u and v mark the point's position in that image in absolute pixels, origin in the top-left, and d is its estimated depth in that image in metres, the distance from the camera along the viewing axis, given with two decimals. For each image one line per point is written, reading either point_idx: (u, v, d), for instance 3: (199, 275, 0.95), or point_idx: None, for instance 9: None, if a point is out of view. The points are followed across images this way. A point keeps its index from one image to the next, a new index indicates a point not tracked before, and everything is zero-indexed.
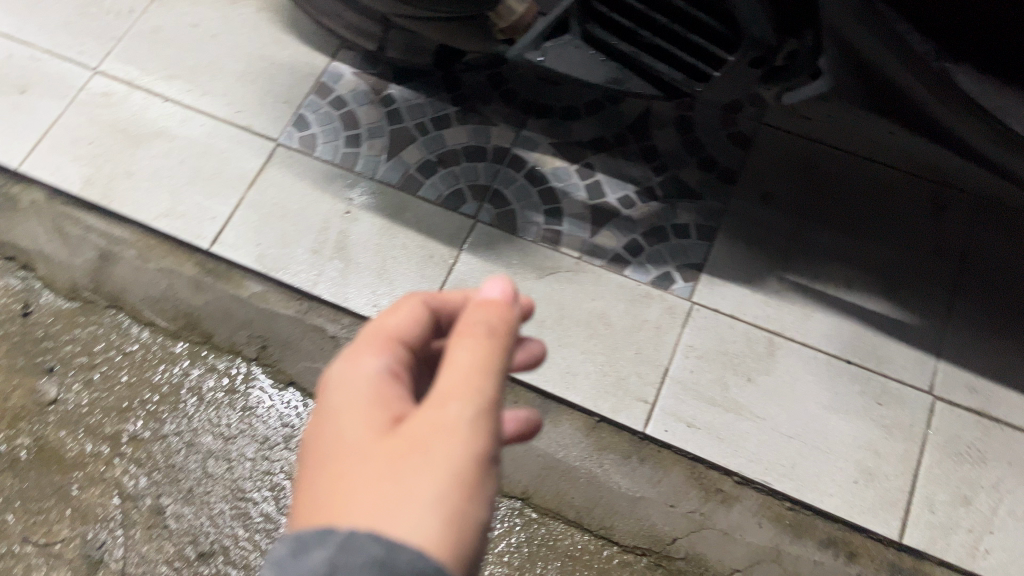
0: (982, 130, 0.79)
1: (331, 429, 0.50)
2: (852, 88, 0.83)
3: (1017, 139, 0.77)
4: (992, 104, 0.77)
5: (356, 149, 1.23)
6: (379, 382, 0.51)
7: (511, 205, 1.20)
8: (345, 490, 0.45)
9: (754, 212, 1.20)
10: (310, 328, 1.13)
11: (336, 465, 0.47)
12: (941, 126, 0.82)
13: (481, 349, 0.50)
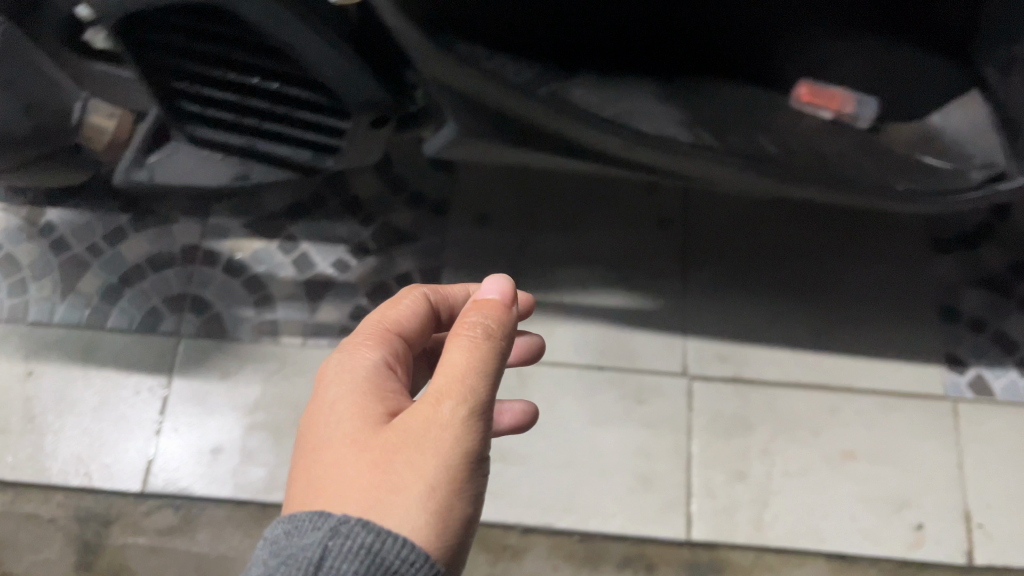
0: (616, 141, 0.75)
1: (324, 418, 0.58)
2: (476, 130, 0.76)
3: (651, 141, 0.75)
4: (614, 112, 0.75)
5: (23, 296, 1.07)
6: (378, 371, 0.60)
7: (215, 308, 1.08)
8: (339, 466, 0.54)
9: (474, 237, 1.12)
10: (24, 518, 1.00)
11: (327, 451, 0.55)
12: (579, 145, 0.77)
13: (475, 348, 0.57)
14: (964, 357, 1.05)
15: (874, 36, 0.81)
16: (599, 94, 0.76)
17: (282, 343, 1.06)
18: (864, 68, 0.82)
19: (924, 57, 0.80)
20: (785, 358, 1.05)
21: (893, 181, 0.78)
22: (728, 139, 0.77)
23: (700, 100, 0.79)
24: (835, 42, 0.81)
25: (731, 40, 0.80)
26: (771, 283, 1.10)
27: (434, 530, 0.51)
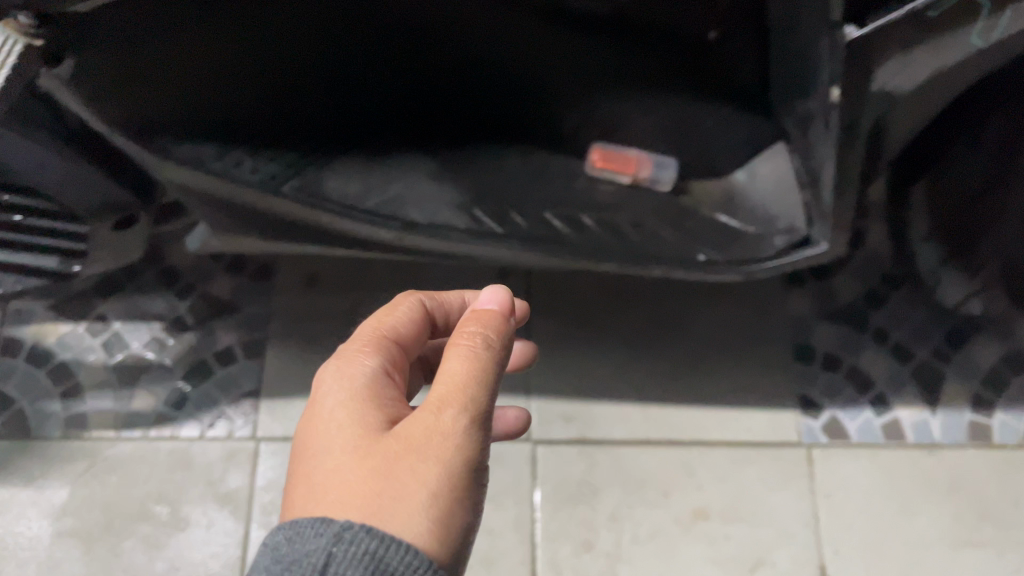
0: (380, 233, 0.68)
1: (323, 426, 0.55)
2: (230, 227, 0.69)
3: (418, 231, 0.68)
4: (376, 203, 0.69)
5: None
6: (375, 378, 0.58)
7: (15, 403, 0.98)
8: (329, 474, 0.52)
9: (302, 304, 1.04)
10: None
11: (326, 460, 0.53)
12: (343, 237, 0.69)
13: (469, 357, 0.56)
14: (818, 399, 1.00)
15: (665, 93, 0.77)
16: (364, 180, 0.69)
17: (92, 436, 0.97)
18: (659, 125, 0.78)
19: (716, 112, 0.76)
20: (633, 414, 1.00)
21: (695, 250, 0.72)
22: (514, 219, 0.71)
23: (482, 174, 0.73)
24: (628, 101, 0.77)
25: (513, 109, 0.75)
26: (621, 331, 1.03)
27: (437, 538, 0.49)
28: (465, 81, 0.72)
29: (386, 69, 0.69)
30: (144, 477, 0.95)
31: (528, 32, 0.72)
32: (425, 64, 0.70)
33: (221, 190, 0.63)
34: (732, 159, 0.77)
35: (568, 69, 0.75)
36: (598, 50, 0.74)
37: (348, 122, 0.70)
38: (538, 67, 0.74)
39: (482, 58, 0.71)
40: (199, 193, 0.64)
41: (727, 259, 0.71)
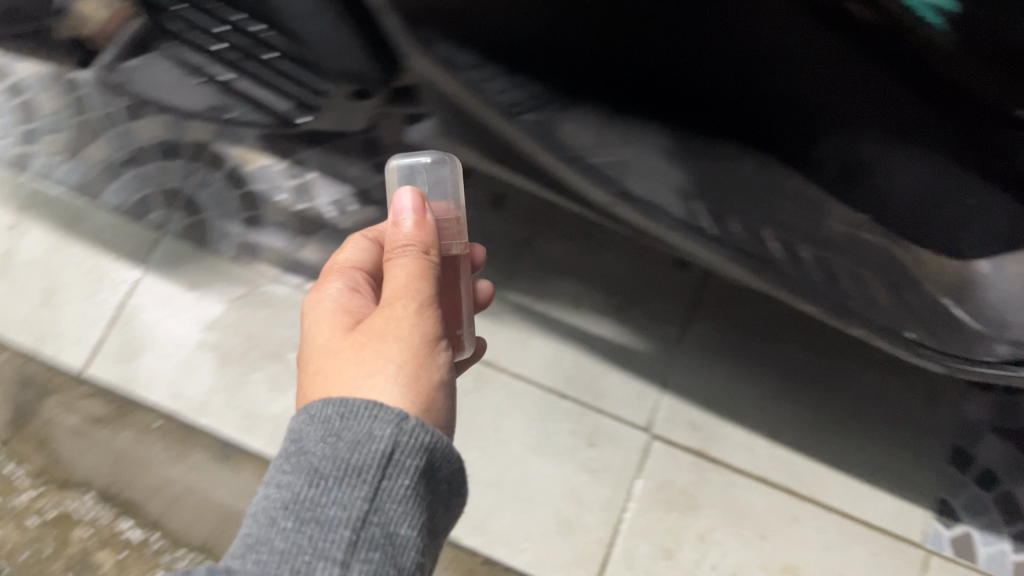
0: (595, 188, 0.67)
1: (315, 346, 0.54)
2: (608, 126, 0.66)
3: (637, 199, 0.68)
4: (611, 156, 0.66)
5: (32, 148, 1.08)
6: (346, 297, 0.57)
7: (204, 214, 1.05)
8: (310, 375, 0.52)
9: (483, 221, 1.04)
10: None
11: (316, 363, 0.53)
12: (572, 185, 0.68)
13: (415, 263, 0.54)
14: (957, 511, 0.93)
15: (944, 158, 0.65)
16: (597, 131, 0.66)
17: (257, 267, 1.03)
18: (916, 179, 0.66)
19: (983, 192, 0.65)
20: (759, 447, 0.96)
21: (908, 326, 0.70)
22: (730, 228, 0.68)
23: (727, 177, 0.68)
24: (899, 149, 0.65)
25: (785, 116, 0.65)
26: (776, 361, 0.99)
27: (409, 394, 0.49)
28: (759, 74, 0.62)
29: (589, 22, 0.58)
30: (289, 324, 1.01)
31: (754, 15, 0.57)
32: (737, 32, 0.58)
33: (451, 87, 0.63)
34: (983, 243, 0.66)
35: (860, 92, 0.62)
36: (892, 92, 0.61)
37: (550, 58, 0.62)
38: (808, 63, 0.60)
39: (796, 51, 0.59)
40: (439, 92, 0.65)
41: (938, 349, 0.70)
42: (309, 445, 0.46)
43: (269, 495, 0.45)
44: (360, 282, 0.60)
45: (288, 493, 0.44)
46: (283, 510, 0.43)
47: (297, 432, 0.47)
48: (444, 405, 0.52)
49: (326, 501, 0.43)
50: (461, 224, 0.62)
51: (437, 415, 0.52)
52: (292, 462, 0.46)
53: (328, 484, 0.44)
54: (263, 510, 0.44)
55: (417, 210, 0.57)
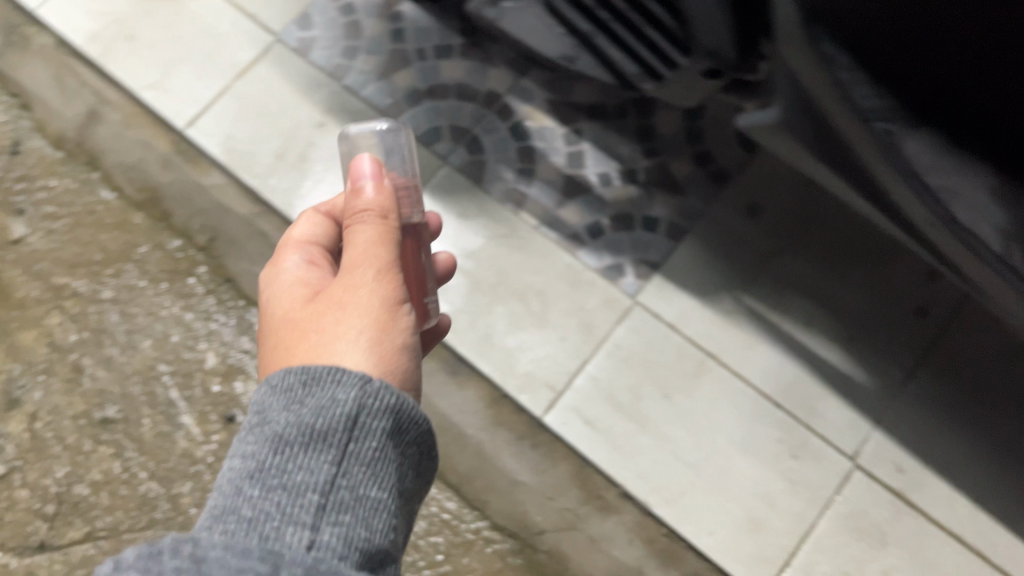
0: (924, 211, 0.69)
1: (277, 313, 0.65)
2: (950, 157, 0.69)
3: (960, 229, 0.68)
4: (946, 184, 0.69)
5: (350, 62, 1.21)
6: (294, 268, 0.69)
7: (485, 155, 1.15)
8: (273, 339, 0.63)
9: (735, 224, 1.10)
10: (257, 233, 1.15)
11: (287, 327, 0.63)
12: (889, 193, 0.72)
13: (376, 234, 0.64)
14: None
15: None
16: (942, 158, 0.69)
17: (520, 214, 1.12)
18: None
19: None
20: (961, 506, 0.98)
21: None
22: None
23: None
24: None
25: None
26: (997, 431, 1.00)
27: (370, 355, 0.59)
28: None
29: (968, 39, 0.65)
30: (537, 271, 1.09)
31: None
32: None
33: (814, 83, 0.69)
34: None
35: None
36: None
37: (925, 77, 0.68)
38: None
39: None
40: (794, 87, 0.72)
41: None
42: (271, 416, 0.53)
43: (234, 463, 0.51)
44: (317, 258, 0.71)
45: (256, 460, 0.50)
46: (255, 473, 0.49)
47: (263, 400, 0.55)
48: (404, 364, 0.61)
49: (290, 470, 0.49)
50: (417, 193, 0.72)
51: (402, 369, 0.61)
52: (254, 432, 0.52)
53: (291, 454, 0.50)
54: (232, 477, 0.50)
55: (375, 177, 0.67)
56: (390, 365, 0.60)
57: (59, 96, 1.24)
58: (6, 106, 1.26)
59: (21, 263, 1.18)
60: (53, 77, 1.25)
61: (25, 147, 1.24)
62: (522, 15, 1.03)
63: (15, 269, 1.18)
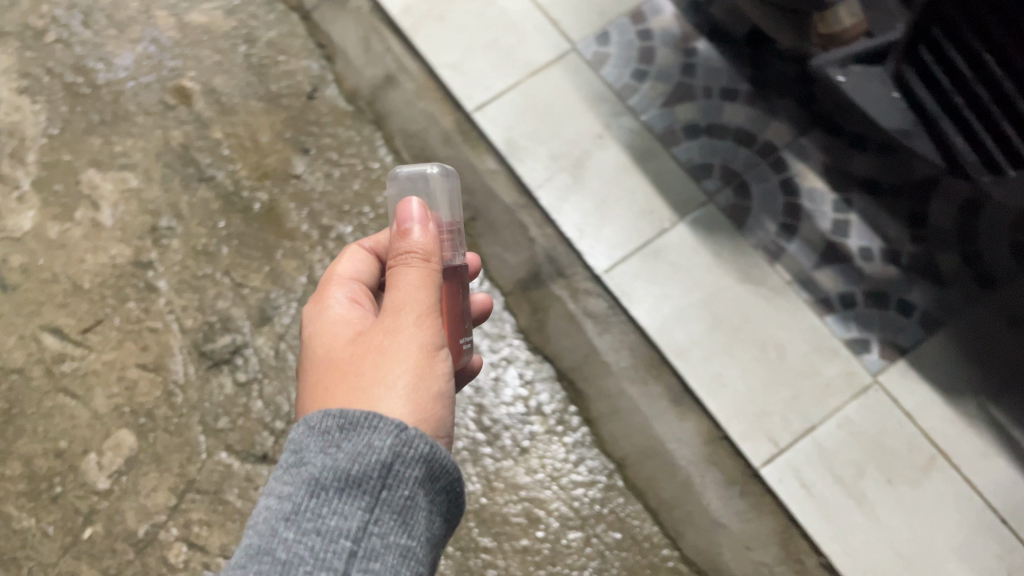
0: None
1: (319, 349, 0.69)
2: None
3: None
4: None
5: (637, 84, 1.25)
6: (337, 304, 0.74)
7: (751, 203, 1.17)
8: (315, 374, 0.67)
9: (992, 331, 1.08)
10: (516, 223, 1.20)
11: (325, 366, 0.67)
12: None
13: (422, 276, 0.68)
14: None
15: None
16: None
17: (774, 268, 1.13)
18: None
19: None
20: None
21: None
22: None
23: None
24: None
25: None
26: None
27: (408, 404, 0.63)
28: None
29: None
30: (782, 326, 1.10)
31: None
32: None
33: None
34: None
35: None
36: None
37: None
38: None
39: None
40: None
41: None
42: (307, 459, 0.56)
43: (269, 502, 0.54)
44: (359, 294, 0.76)
45: (293, 501, 0.53)
46: (289, 515, 0.52)
47: (302, 440, 0.58)
48: (438, 410, 0.65)
49: (324, 515, 0.52)
50: (456, 233, 0.76)
51: (432, 413, 0.65)
52: (290, 473, 0.56)
53: (326, 499, 0.53)
54: (268, 515, 0.53)
55: (423, 221, 0.71)
56: (422, 409, 0.64)
57: (363, 56, 1.35)
58: (313, 54, 1.37)
59: (296, 197, 1.28)
60: (362, 38, 1.36)
61: (320, 93, 1.35)
62: (865, 84, 1.19)
63: (290, 201, 1.27)
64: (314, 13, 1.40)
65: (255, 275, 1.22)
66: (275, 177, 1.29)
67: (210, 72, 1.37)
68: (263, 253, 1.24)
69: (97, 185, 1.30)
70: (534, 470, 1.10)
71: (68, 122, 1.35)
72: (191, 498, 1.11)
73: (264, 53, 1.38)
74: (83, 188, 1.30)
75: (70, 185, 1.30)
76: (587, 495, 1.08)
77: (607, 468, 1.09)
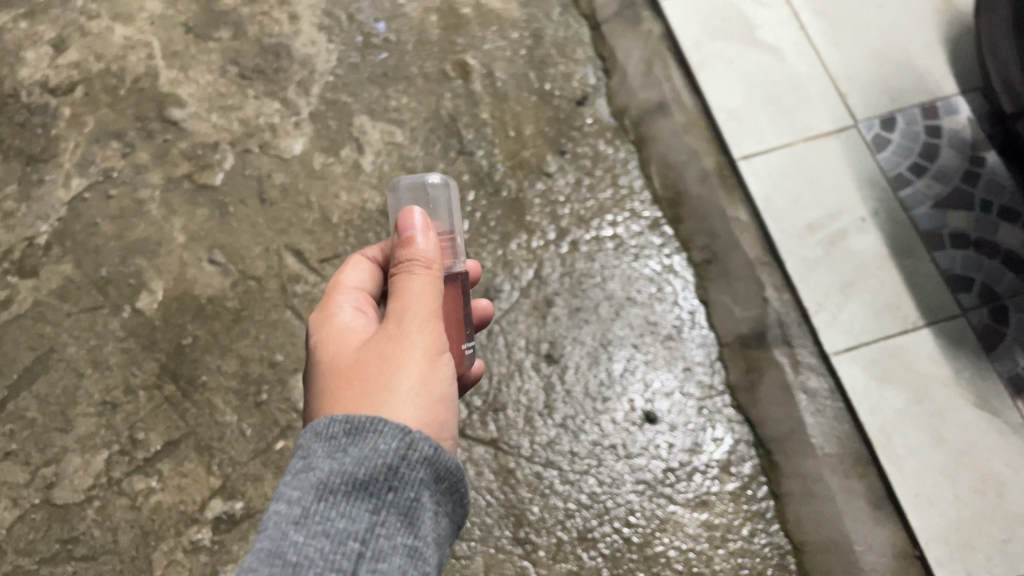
0: None
1: (327, 357, 0.75)
2: None
3: None
4: None
5: (914, 177, 1.22)
6: (341, 315, 0.80)
7: (1005, 330, 1.12)
8: (322, 384, 0.73)
9: None
10: (753, 278, 1.19)
11: (331, 374, 0.73)
12: None
13: (427, 284, 0.75)
14: None
15: None
16: None
17: (1014, 403, 1.08)
18: None
19: None
20: None
21: None
22: None
23: None
24: None
25: None
26: None
27: (415, 407, 0.69)
28: None
29: None
30: (1009, 465, 1.06)
31: None
32: None
33: None
34: None
35: None
36: None
37: None
38: None
39: None
40: None
41: None
42: (314, 464, 0.61)
43: (278, 503, 0.58)
44: (364, 305, 0.82)
45: (302, 504, 0.57)
46: (299, 516, 0.57)
47: (310, 446, 0.63)
48: (443, 412, 0.72)
49: (332, 518, 0.57)
50: (453, 243, 0.84)
51: (437, 413, 0.71)
52: (297, 477, 0.60)
53: (334, 502, 0.58)
54: (277, 516, 0.57)
55: (425, 232, 0.78)
56: (428, 409, 0.70)
57: (640, 78, 1.38)
58: (593, 64, 1.42)
59: (542, 194, 1.31)
60: (643, 61, 1.39)
61: (590, 102, 1.38)
62: None
63: (536, 196, 1.31)
64: (603, 25, 1.44)
65: (487, 255, 1.26)
66: (527, 169, 1.33)
67: (492, 56, 1.43)
68: (500, 236, 1.28)
69: (366, 132, 1.38)
70: (709, 525, 1.09)
71: (355, 68, 1.44)
72: None
73: (547, 50, 1.43)
74: (353, 131, 1.38)
75: (343, 125, 1.39)
76: (754, 567, 1.06)
77: (782, 547, 1.07)
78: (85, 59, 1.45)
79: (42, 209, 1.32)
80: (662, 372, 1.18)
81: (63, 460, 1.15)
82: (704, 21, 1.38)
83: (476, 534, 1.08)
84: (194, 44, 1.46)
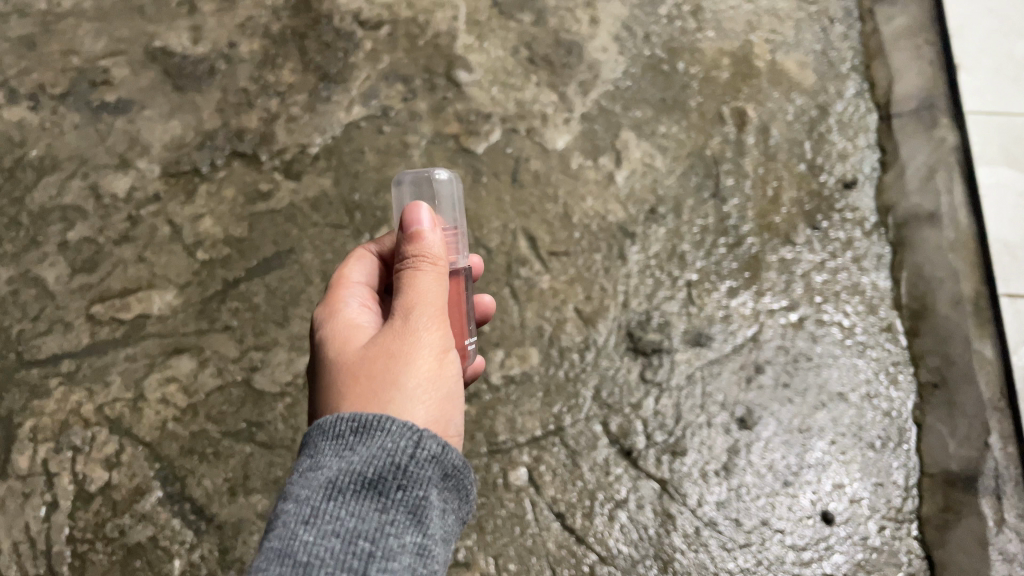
0: None
1: (332, 352, 0.80)
2: None
3: None
4: None
5: None
6: (346, 312, 0.85)
7: None
8: (328, 380, 0.78)
9: None
10: (980, 419, 1.14)
11: (335, 368, 0.77)
12: None
13: (434, 280, 0.80)
14: None
15: None
16: None
17: None
18: None
19: None
20: None
21: None
22: None
23: None
24: None
25: None
26: None
27: (423, 403, 0.74)
28: None
29: None
30: None
31: None
32: None
33: None
34: None
35: None
36: None
37: None
38: None
39: None
40: None
41: None
42: (322, 465, 0.66)
43: (291, 503, 0.63)
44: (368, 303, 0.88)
45: (312, 504, 0.62)
46: (309, 517, 0.61)
47: (321, 446, 0.68)
48: (450, 407, 0.77)
49: (341, 518, 0.61)
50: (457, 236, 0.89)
51: (444, 409, 0.76)
52: (309, 478, 0.65)
53: (343, 502, 0.62)
54: (291, 516, 0.62)
55: (431, 227, 0.82)
56: (432, 403, 0.74)
57: (919, 182, 1.33)
58: (872, 153, 1.38)
59: (783, 260, 1.28)
60: (927, 167, 1.35)
61: (857, 189, 1.35)
62: None
63: (775, 261, 1.28)
64: (894, 118, 1.40)
65: (712, 301, 1.25)
66: (774, 231, 1.31)
67: (773, 114, 1.42)
68: (729, 288, 1.26)
69: (629, 147, 1.40)
70: None
71: (637, 85, 1.46)
72: (552, 442, 1.16)
73: (829, 126, 1.41)
74: (617, 143, 1.40)
75: (609, 134, 1.41)
76: None
77: None
78: (398, 4, 1.55)
79: (322, 124, 1.42)
80: (854, 478, 1.14)
81: (271, 350, 1.23)
82: (1004, 151, 1.35)
83: (619, 564, 1.08)
84: (497, 20, 1.54)
